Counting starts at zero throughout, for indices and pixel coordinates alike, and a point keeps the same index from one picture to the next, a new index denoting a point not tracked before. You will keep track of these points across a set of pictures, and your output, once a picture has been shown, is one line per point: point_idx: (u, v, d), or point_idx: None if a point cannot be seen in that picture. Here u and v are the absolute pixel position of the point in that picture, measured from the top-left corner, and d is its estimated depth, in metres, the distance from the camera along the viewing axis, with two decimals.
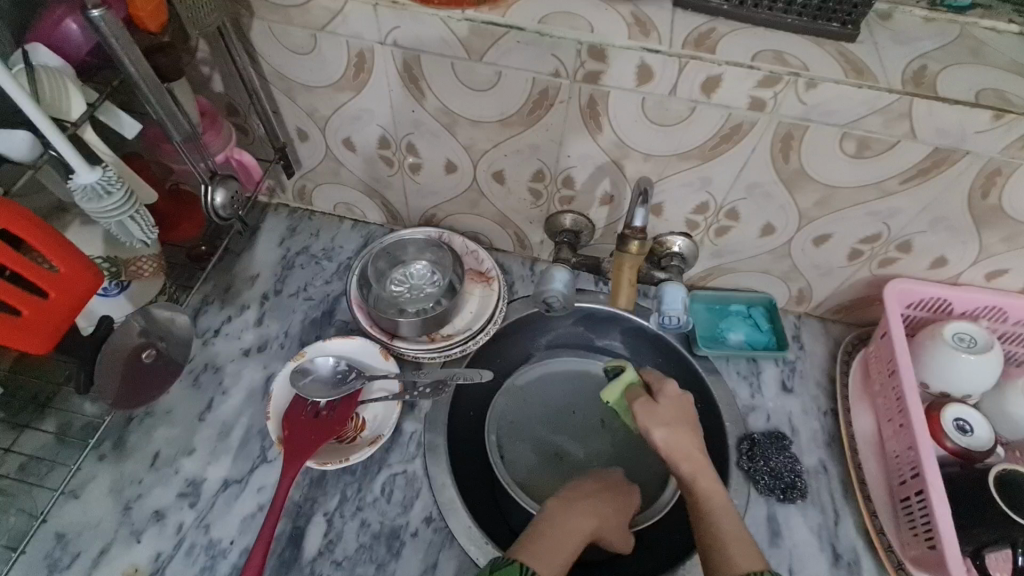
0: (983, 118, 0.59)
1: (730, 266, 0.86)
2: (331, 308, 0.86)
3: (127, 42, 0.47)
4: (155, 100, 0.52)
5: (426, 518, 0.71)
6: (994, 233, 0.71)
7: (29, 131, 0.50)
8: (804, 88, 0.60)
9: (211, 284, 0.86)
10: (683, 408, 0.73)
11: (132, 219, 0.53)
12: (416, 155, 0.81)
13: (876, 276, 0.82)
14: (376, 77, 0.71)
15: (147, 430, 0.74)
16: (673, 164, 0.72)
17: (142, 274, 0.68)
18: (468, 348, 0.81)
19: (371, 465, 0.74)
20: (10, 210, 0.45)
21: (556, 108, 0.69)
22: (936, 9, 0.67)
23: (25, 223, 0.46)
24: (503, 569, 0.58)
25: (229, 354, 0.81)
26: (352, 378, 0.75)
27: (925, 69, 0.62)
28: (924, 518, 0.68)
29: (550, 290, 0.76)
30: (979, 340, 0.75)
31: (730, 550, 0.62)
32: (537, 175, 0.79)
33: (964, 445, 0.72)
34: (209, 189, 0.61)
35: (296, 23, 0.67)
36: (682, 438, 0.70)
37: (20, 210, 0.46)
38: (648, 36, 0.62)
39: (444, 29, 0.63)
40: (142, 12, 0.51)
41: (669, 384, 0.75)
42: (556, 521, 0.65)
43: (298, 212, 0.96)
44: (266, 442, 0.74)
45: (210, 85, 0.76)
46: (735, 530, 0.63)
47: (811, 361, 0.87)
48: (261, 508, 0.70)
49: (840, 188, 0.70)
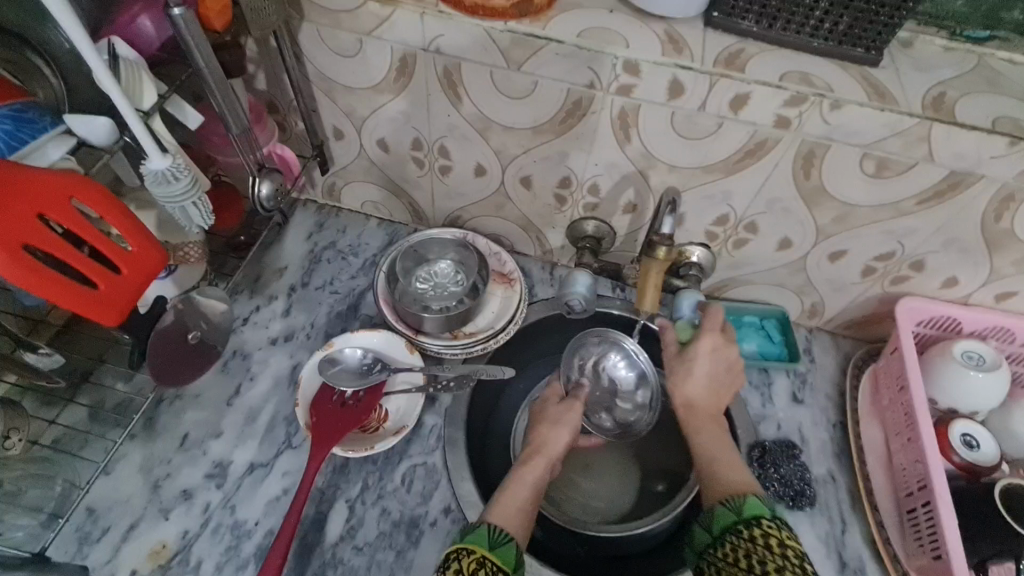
0: (999, 144, 0.62)
1: (745, 278, 0.89)
2: (356, 302, 0.89)
3: (200, 38, 0.50)
4: (221, 94, 0.55)
5: (445, 509, 0.73)
6: (1005, 255, 0.74)
7: (108, 118, 0.54)
8: (829, 109, 0.63)
9: (240, 274, 0.89)
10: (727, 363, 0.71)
11: (194, 205, 0.55)
12: (447, 158, 0.84)
13: (888, 293, 0.84)
14: (416, 82, 0.74)
15: (177, 411, 0.77)
16: (698, 177, 0.75)
17: (187, 260, 0.71)
18: (489, 346, 0.83)
19: (392, 456, 0.76)
20: (98, 192, 0.49)
21: (588, 118, 0.72)
22: (956, 39, 0.70)
23: (109, 206, 0.50)
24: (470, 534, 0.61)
25: (257, 343, 0.83)
26: (377, 370, 0.77)
27: (944, 95, 0.65)
28: (929, 530, 0.70)
29: (572, 293, 0.79)
30: (987, 359, 0.78)
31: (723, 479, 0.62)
32: (564, 182, 0.81)
33: (970, 460, 0.74)
34: (257, 180, 0.64)
35: (345, 28, 0.70)
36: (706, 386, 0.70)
37: (106, 194, 0.50)
38: (682, 53, 0.65)
39: (485, 38, 0.67)
40: (211, 12, 0.55)
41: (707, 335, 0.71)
42: (516, 476, 0.70)
43: (326, 208, 0.99)
44: (291, 429, 0.77)
45: (255, 83, 0.79)
46: None
47: (821, 374, 0.89)
48: (286, 492, 0.72)
49: (856, 206, 0.73)
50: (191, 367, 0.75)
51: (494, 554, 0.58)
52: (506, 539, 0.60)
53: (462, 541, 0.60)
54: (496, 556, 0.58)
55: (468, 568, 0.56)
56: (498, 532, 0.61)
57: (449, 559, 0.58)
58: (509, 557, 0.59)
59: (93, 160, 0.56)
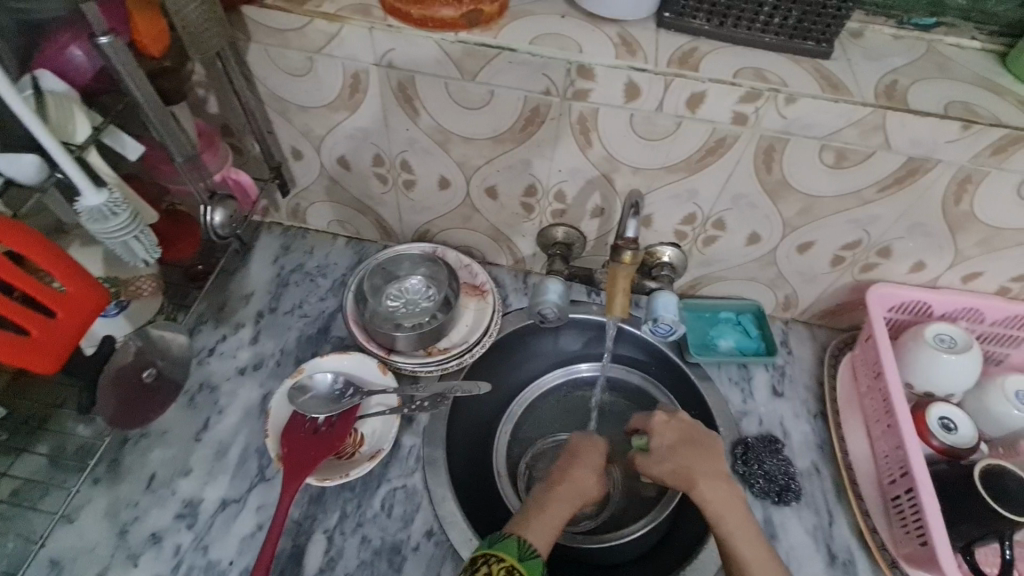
0: (952, 128, 0.62)
1: (717, 274, 0.89)
2: (326, 324, 0.87)
3: (133, 69, 0.48)
4: (160, 123, 0.52)
5: (427, 532, 0.71)
6: (969, 237, 0.74)
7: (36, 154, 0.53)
8: (784, 103, 0.63)
9: (205, 303, 0.86)
10: (689, 429, 0.75)
11: (137, 239, 0.53)
12: (410, 172, 0.82)
13: (858, 281, 0.85)
14: (371, 98, 0.73)
15: (143, 451, 0.74)
16: (662, 177, 0.74)
17: (140, 293, 0.73)
18: (465, 361, 0.82)
19: (370, 481, 0.74)
20: (18, 230, 0.46)
21: (547, 124, 0.71)
22: (904, 27, 0.71)
23: (33, 244, 0.47)
24: (499, 543, 0.62)
25: (225, 373, 0.81)
26: (350, 394, 0.75)
27: (896, 83, 0.65)
28: (914, 516, 0.70)
29: (544, 301, 0.78)
30: (959, 341, 0.78)
31: (744, 559, 0.64)
32: (529, 190, 0.81)
33: (949, 443, 0.74)
34: (208, 208, 0.62)
35: (293, 46, 0.68)
36: (691, 460, 0.72)
37: (28, 231, 0.47)
38: (635, 55, 0.65)
39: (438, 51, 0.66)
40: (144, 37, 0.52)
41: (654, 413, 0.76)
42: None
43: (292, 230, 0.97)
44: (263, 460, 0.74)
45: (206, 107, 0.77)
46: (755, 560, 0.64)
47: (799, 365, 0.89)
48: (261, 527, 0.70)
49: (820, 197, 0.73)
50: (152, 403, 0.75)
51: (524, 566, 0.60)
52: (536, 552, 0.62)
53: (490, 549, 0.61)
54: (525, 567, 0.60)
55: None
56: (527, 546, 0.62)
57: (478, 564, 0.60)
58: (536, 570, 0.60)
59: (24, 200, 0.54)
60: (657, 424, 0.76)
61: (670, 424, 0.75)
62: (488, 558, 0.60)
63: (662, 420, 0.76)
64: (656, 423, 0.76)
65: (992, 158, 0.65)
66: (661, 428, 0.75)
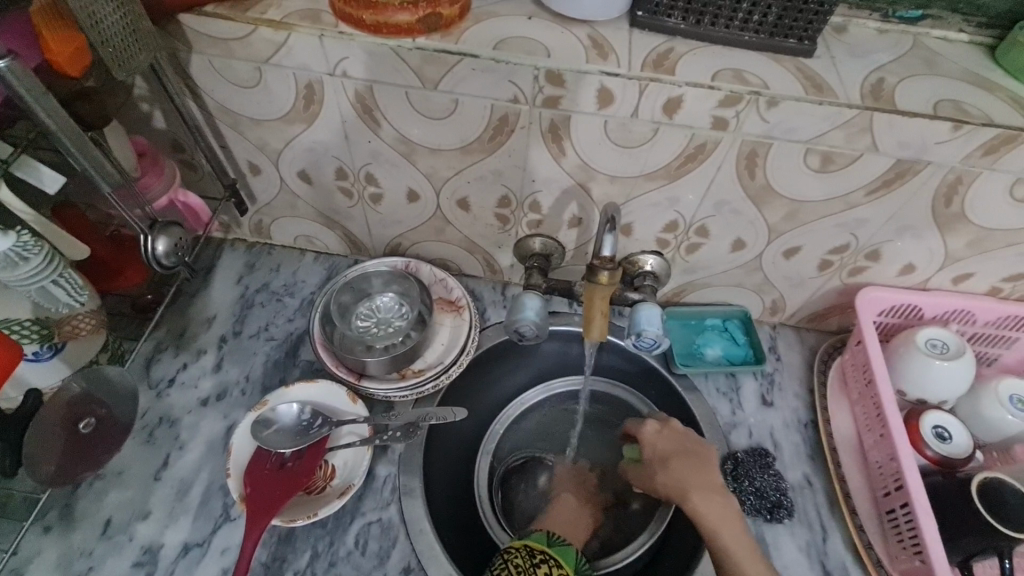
0: (943, 129, 0.59)
1: (702, 281, 0.85)
2: (294, 348, 0.82)
3: (42, 94, 0.44)
4: (80, 151, 0.48)
5: (405, 569, 0.68)
6: (960, 238, 0.71)
7: None
8: (765, 106, 0.60)
9: (163, 329, 0.81)
10: (681, 439, 0.73)
11: (52, 283, 0.59)
12: (376, 185, 0.77)
13: (847, 285, 0.82)
14: (327, 109, 0.68)
15: (97, 494, 0.69)
16: (640, 185, 0.70)
17: (78, 333, 0.66)
18: (441, 383, 0.78)
19: (343, 516, 0.70)
20: None
21: (517, 133, 0.66)
22: (889, 20, 0.67)
23: None
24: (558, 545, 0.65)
25: (185, 406, 0.76)
26: (318, 426, 0.71)
27: (883, 82, 0.62)
28: (910, 531, 0.67)
29: (521, 319, 0.74)
30: (951, 345, 0.76)
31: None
32: (503, 201, 0.76)
33: (944, 453, 0.72)
34: (149, 238, 0.57)
35: (239, 56, 0.63)
36: (684, 471, 0.69)
37: None
38: (607, 58, 0.60)
39: (395, 59, 0.61)
40: (59, 58, 0.48)
41: (644, 423, 0.75)
42: None
43: (256, 246, 0.91)
44: (228, 499, 0.70)
45: (151, 122, 0.71)
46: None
47: (789, 372, 0.86)
48: (226, 573, 0.65)
49: (806, 201, 0.69)
50: (90, 459, 0.70)
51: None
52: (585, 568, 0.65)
53: (551, 550, 0.64)
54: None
55: None
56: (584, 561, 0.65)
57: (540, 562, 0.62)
58: None
59: None
60: (649, 435, 0.74)
61: (661, 433, 0.74)
62: (548, 558, 0.62)
63: (653, 429, 0.75)
64: (647, 433, 0.75)
65: (984, 158, 0.61)
66: (652, 438, 0.74)
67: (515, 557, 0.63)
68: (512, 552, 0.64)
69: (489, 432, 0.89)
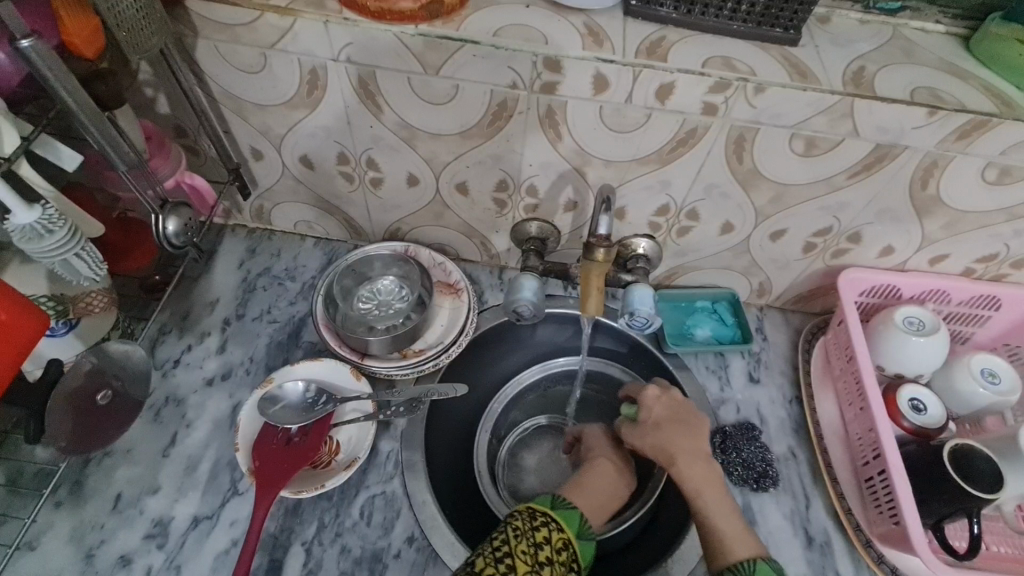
0: (918, 115, 0.62)
1: (692, 264, 0.89)
2: (296, 330, 0.84)
3: (62, 73, 0.46)
4: (99, 133, 0.51)
5: (409, 538, 0.70)
6: (935, 221, 0.75)
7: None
8: (753, 92, 0.62)
9: (167, 313, 0.83)
10: (679, 409, 0.74)
11: (78, 255, 0.58)
12: (377, 170, 0.79)
13: (830, 266, 0.85)
14: (331, 95, 0.70)
15: (107, 470, 0.71)
16: (633, 170, 0.73)
17: (91, 310, 0.67)
18: (441, 362, 0.80)
19: (348, 489, 0.73)
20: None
21: (515, 119, 0.69)
22: (870, 11, 0.70)
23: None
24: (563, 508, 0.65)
25: (192, 385, 0.78)
26: (323, 402, 0.73)
27: (864, 70, 0.65)
28: (887, 496, 0.71)
29: (520, 299, 0.76)
30: (927, 323, 0.80)
31: (723, 538, 0.64)
32: (501, 185, 0.79)
33: (919, 424, 0.76)
34: (160, 218, 0.59)
35: (244, 42, 0.65)
36: (672, 434, 0.72)
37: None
38: (602, 45, 0.63)
39: (398, 45, 0.63)
40: (77, 40, 0.50)
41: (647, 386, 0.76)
42: None
43: (256, 232, 0.93)
44: (236, 474, 0.72)
45: (155, 107, 0.73)
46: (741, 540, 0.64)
47: (775, 351, 0.90)
48: (235, 543, 0.68)
49: (791, 185, 0.73)
50: (100, 435, 0.70)
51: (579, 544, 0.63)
52: (589, 534, 0.65)
53: (554, 512, 0.63)
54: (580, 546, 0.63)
55: (558, 543, 0.60)
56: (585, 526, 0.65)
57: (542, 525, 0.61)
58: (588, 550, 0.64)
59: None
60: (649, 398, 0.75)
61: (660, 399, 0.75)
62: (550, 521, 0.62)
63: (653, 394, 0.76)
64: (646, 397, 0.76)
65: (957, 143, 0.65)
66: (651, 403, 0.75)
67: (517, 519, 0.60)
68: (515, 515, 0.61)
69: (487, 412, 0.93)
